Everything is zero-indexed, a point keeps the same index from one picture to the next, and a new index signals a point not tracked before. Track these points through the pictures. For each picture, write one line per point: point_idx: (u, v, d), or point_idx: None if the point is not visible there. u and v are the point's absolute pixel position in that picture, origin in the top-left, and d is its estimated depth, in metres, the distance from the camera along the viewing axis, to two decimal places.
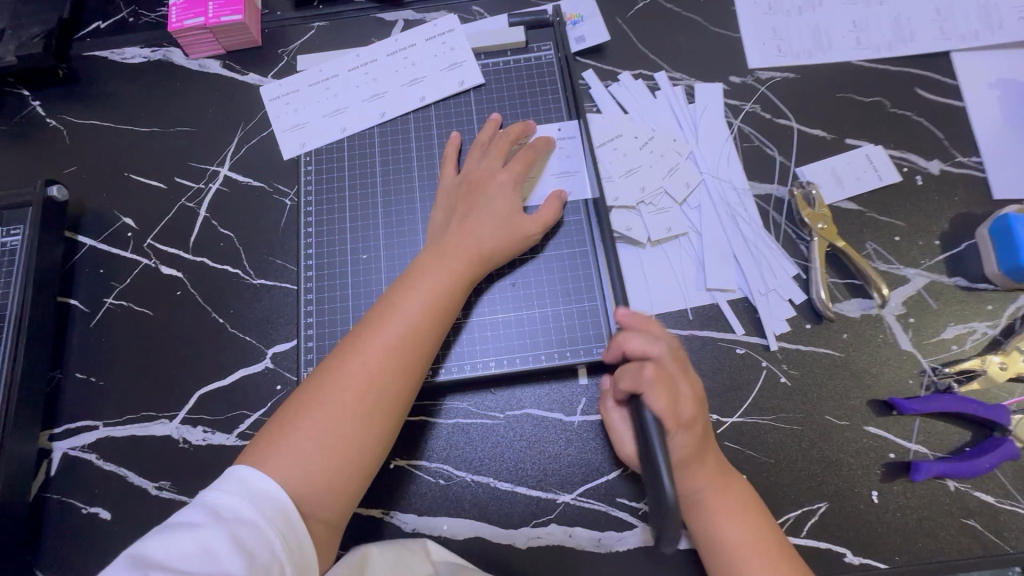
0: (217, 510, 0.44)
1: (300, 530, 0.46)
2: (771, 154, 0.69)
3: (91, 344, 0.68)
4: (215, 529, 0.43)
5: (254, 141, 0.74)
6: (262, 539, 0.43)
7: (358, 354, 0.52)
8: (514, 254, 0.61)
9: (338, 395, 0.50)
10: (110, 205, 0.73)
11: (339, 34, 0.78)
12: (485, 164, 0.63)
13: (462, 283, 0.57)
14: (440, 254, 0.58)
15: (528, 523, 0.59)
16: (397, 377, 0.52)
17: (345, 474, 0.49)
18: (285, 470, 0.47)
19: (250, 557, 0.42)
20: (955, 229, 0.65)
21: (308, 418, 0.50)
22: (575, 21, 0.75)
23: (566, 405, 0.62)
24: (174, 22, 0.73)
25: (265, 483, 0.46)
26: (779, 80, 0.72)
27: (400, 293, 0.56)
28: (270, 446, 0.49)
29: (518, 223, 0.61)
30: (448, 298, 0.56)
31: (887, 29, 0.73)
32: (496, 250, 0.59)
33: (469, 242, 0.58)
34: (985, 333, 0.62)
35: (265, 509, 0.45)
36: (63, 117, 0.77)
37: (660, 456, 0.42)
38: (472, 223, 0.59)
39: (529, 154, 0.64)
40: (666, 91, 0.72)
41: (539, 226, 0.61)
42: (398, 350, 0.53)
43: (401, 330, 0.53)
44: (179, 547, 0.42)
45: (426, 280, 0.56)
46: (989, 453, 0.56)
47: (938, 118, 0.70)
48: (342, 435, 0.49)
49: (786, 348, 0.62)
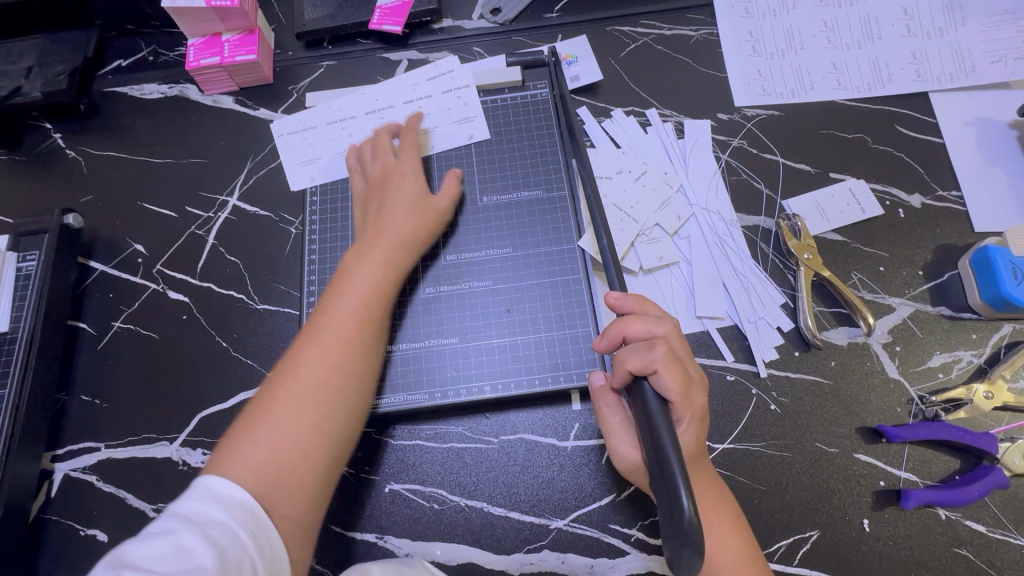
0: (187, 515, 0.43)
1: (268, 528, 0.45)
2: (758, 187, 0.72)
3: (97, 366, 0.70)
4: (187, 530, 0.41)
5: (263, 172, 0.77)
6: (234, 537, 0.43)
7: (299, 348, 0.54)
8: (435, 232, 0.66)
9: (283, 391, 0.51)
10: (122, 232, 0.76)
11: (347, 72, 0.83)
12: (381, 163, 0.68)
13: (393, 266, 0.60)
14: (371, 245, 0.61)
15: (521, 549, 0.59)
16: (343, 364, 0.53)
17: (305, 468, 0.49)
18: (247, 474, 0.47)
19: (224, 553, 0.41)
20: (938, 260, 0.68)
21: (258, 422, 0.50)
22: (570, 62, 0.79)
23: (559, 430, 0.63)
24: (192, 61, 0.77)
25: (230, 488, 0.46)
26: (764, 118, 0.76)
27: (340, 286, 0.58)
28: (228, 455, 0.48)
29: (433, 202, 0.66)
30: (384, 282, 0.59)
31: (866, 71, 0.77)
32: (415, 230, 0.63)
33: (388, 226, 0.62)
34: (970, 362, 0.63)
35: (235, 512, 0.44)
36: (81, 148, 0.81)
37: (676, 466, 0.40)
38: (388, 212, 0.63)
39: (413, 136, 0.70)
40: (656, 127, 0.76)
41: (449, 199, 0.67)
42: (339, 340, 0.54)
43: (340, 321, 0.55)
44: (151, 549, 0.40)
45: (361, 268, 0.59)
46: (978, 482, 0.57)
47: (917, 154, 0.73)
48: (298, 431, 0.50)
49: (776, 375, 0.63)
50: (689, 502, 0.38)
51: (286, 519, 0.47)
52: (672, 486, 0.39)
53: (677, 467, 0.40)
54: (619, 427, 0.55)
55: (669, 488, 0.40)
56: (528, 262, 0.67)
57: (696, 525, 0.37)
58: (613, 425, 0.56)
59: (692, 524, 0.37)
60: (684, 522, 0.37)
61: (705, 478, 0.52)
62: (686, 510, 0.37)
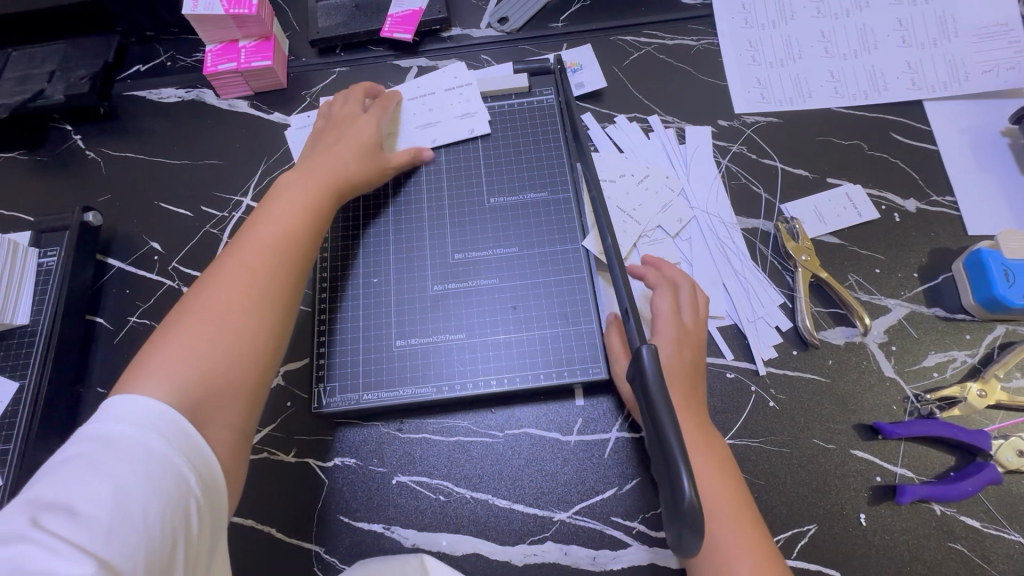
0: (104, 438, 0.42)
1: (197, 439, 0.44)
2: (758, 192, 0.74)
3: (113, 359, 0.72)
4: (105, 457, 0.40)
5: (276, 173, 0.80)
6: (161, 461, 0.41)
7: (236, 257, 0.56)
8: (377, 180, 0.71)
9: (220, 294, 0.53)
10: (139, 231, 0.78)
11: (358, 78, 0.85)
12: (348, 107, 0.74)
13: (325, 195, 0.65)
14: (302, 177, 0.65)
15: (525, 540, 0.60)
16: (284, 268, 0.57)
17: (242, 357, 0.51)
18: (172, 369, 0.48)
19: (151, 476, 0.40)
20: (933, 262, 0.69)
21: (188, 325, 0.51)
22: (574, 69, 0.82)
23: (562, 424, 0.64)
24: (210, 67, 0.80)
25: (146, 398, 0.44)
26: (763, 124, 0.78)
27: (263, 215, 0.61)
28: (153, 354, 0.49)
29: (376, 151, 0.71)
30: (318, 206, 0.63)
31: (863, 80, 0.79)
32: (356, 170, 0.68)
33: (333, 167, 0.67)
34: (964, 361, 0.64)
35: (156, 424, 0.43)
36: (100, 150, 0.83)
37: (678, 451, 0.40)
38: (338, 158, 0.68)
39: (385, 102, 0.76)
40: (658, 132, 0.78)
41: (393, 163, 0.72)
42: (277, 247, 0.58)
43: (277, 232, 0.59)
44: (70, 481, 0.39)
45: (286, 200, 0.63)
46: (972, 477, 0.58)
47: (912, 160, 0.75)
48: (234, 315, 0.52)
49: (774, 373, 0.65)
50: (690, 488, 0.39)
51: (225, 430, 0.48)
52: (673, 471, 0.40)
53: (679, 452, 0.40)
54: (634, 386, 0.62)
55: (671, 473, 0.41)
56: (533, 260, 0.70)
57: (697, 510, 0.39)
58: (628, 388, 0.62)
59: (692, 508, 0.38)
60: (686, 505, 0.39)
61: (715, 467, 0.54)
62: (688, 495, 0.39)
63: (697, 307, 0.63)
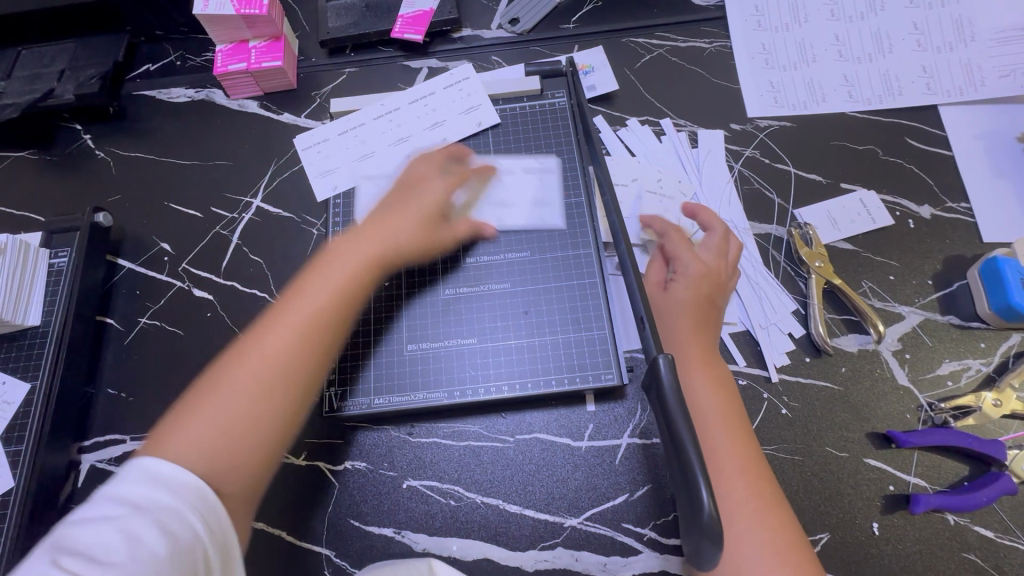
0: (131, 497, 0.41)
1: (218, 509, 0.43)
2: (770, 197, 0.74)
3: (123, 360, 0.72)
4: (131, 515, 0.40)
5: (286, 175, 0.79)
6: (182, 520, 0.41)
7: (271, 325, 0.52)
8: (425, 256, 0.65)
9: (247, 367, 0.50)
10: (150, 231, 0.78)
11: (369, 79, 0.85)
12: (424, 169, 0.67)
13: (373, 265, 0.59)
14: (360, 237, 0.60)
15: (536, 546, 0.60)
16: (311, 349, 0.52)
17: (246, 439, 0.48)
18: (185, 441, 0.46)
19: (173, 540, 0.39)
20: (947, 270, 0.69)
21: (216, 392, 0.49)
22: (586, 71, 0.81)
23: (574, 430, 0.64)
24: (220, 67, 0.80)
25: (176, 467, 0.44)
26: (776, 129, 0.77)
27: (310, 276, 0.56)
28: (178, 418, 0.48)
29: (434, 228, 0.65)
30: (362, 278, 0.57)
31: (877, 84, 0.79)
32: (405, 245, 0.61)
33: (384, 234, 0.61)
34: (979, 370, 0.64)
35: (185, 494, 0.42)
36: (110, 149, 0.83)
37: (697, 463, 0.40)
38: (394, 216, 0.63)
39: (441, 160, 0.69)
40: (670, 136, 0.77)
41: (452, 237, 0.67)
42: (312, 321, 0.53)
43: (313, 306, 0.54)
44: (92, 538, 0.38)
45: (332, 262, 0.58)
46: (986, 487, 0.58)
47: (927, 165, 0.74)
48: (249, 393, 0.49)
49: (787, 380, 0.65)
50: (709, 502, 0.38)
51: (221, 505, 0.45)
52: (692, 482, 0.39)
53: (698, 464, 0.40)
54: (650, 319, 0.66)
55: (689, 485, 0.40)
56: (544, 263, 0.69)
57: (716, 522, 0.38)
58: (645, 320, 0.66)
59: (711, 522, 0.38)
60: (705, 518, 0.38)
61: (735, 470, 0.52)
62: (708, 509, 0.38)
63: (724, 251, 0.66)
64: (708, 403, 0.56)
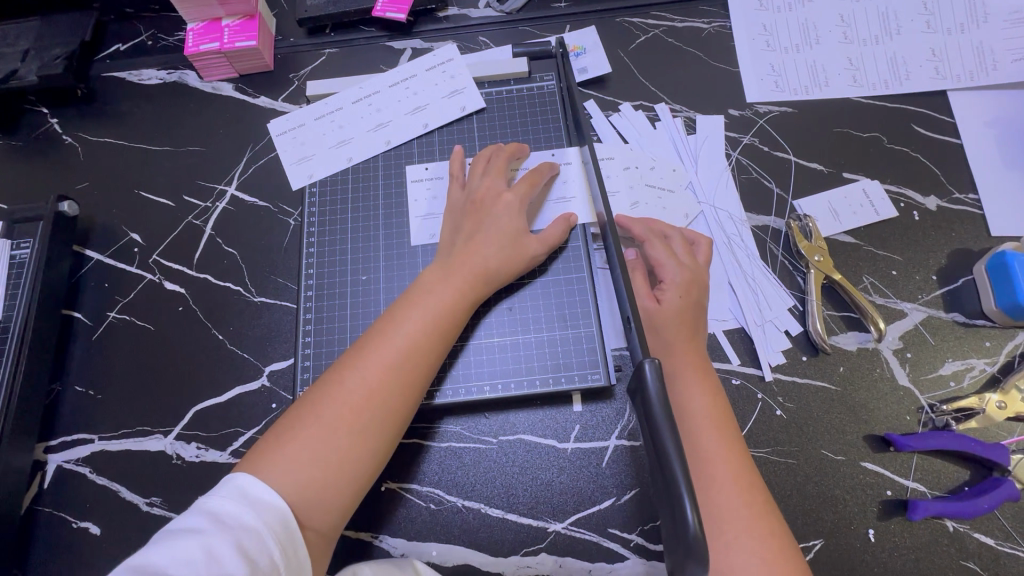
0: (217, 514, 0.43)
1: (298, 540, 0.45)
2: (768, 186, 0.70)
3: (91, 356, 0.69)
4: (217, 533, 0.42)
5: (262, 162, 0.75)
6: (262, 547, 0.43)
7: (361, 363, 0.52)
8: (518, 273, 0.62)
9: (338, 407, 0.50)
10: (119, 221, 0.75)
11: (349, 61, 0.81)
12: (488, 182, 0.64)
13: (466, 302, 0.58)
14: (447, 271, 0.58)
15: (518, 552, 0.58)
16: (400, 389, 0.52)
17: (341, 480, 0.49)
18: (281, 483, 0.47)
19: (253, 564, 0.41)
20: (953, 265, 0.66)
21: (307, 429, 0.49)
22: (577, 53, 0.77)
23: (559, 431, 0.62)
24: (191, 47, 0.76)
25: (264, 494, 0.45)
26: (776, 115, 0.73)
27: (400, 311, 0.56)
28: (268, 456, 0.48)
29: (522, 243, 0.61)
30: (452, 317, 0.56)
31: (884, 68, 0.75)
32: (499, 269, 0.60)
33: (475, 262, 0.59)
34: (983, 370, 0.61)
35: (267, 518, 0.44)
36: (78, 134, 0.79)
37: (681, 475, 0.37)
38: (478, 242, 0.60)
39: (534, 176, 0.65)
40: (666, 121, 0.74)
41: (544, 245, 0.62)
42: (402, 362, 0.53)
43: (401, 348, 0.53)
44: (182, 554, 0.40)
45: (430, 297, 0.57)
46: (988, 494, 0.55)
47: (934, 154, 0.71)
48: (340, 437, 0.49)
49: (782, 380, 0.62)
50: (694, 517, 0.36)
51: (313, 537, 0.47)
52: (677, 496, 0.37)
53: (682, 476, 0.37)
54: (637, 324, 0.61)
55: (673, 499, 0.37)
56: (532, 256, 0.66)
57: (702, 540, 0.36)
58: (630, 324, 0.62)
59: (697, 539, 0.35)
60: (690, 535, 0.36)
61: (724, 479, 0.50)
62: (691, 523, 0.36)
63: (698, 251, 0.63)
64: (697, 405, 0.53)
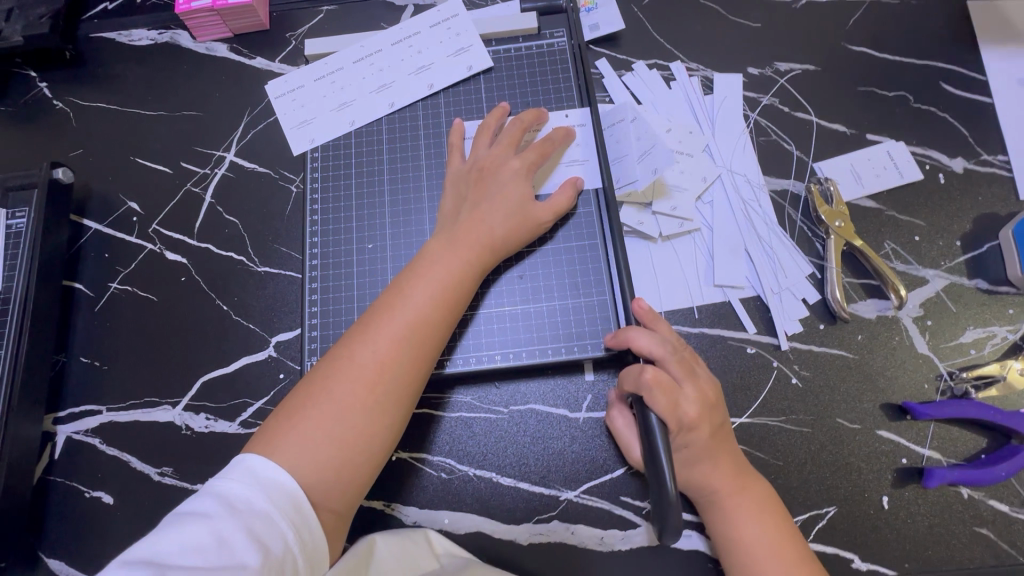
0: (228, 499, 0.43)
1: (311, 520, 0.45)
2: (789, 149, 0.67)
3: (95, 327, 0.68)
4: (228, 519, 0.41)
5: (261, 126, 0.73)
6: (275, 530, 0.42)
7: (369, 338, 0.51)
8: (526, 240, 0.60)
9: (350, 383, 0.49)
10: (116, 189, 0.73)
11: (348, 18, 0.77)
12: (495, 152, 0.61)
13: (473, 273, 0.56)
14: (452, 242, 0.57)
15: (530, 519, 0.58)
16: (409, 362, 0.51)
17: (354, 454, 0.48)
18: (295, 462, 0.46)
19: (266, 551, 0.41)
20: (978, 230, 0.63)
21: (318, 406, 0.48)
22: (589, 9, 0.73)
23: (571, 401, 0.61)
24: (182, 4, 0.72)
25: (277, 474, 0.45)
26: (799, 73, 0.70)
27: (404, 285, 0.54)
28: (279, 437, 0.47)
29: (529, 209, 0.59)
30: (459, 289, 0.55)
31: (913, 21, 0.71)
32: (506, 238, 0.58)
33: (481, 232, 0.57)
34: (1004, 338, 0.60)
35: (277, 500, 0.44)
36: (68, 99, 0.76)
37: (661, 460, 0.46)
38: (483, 211, 0.58)
39: (545, 144, 0.62)
40: (681, 82, 0.70)
41: (552, 212, 0.60)
42: (409, 337, 0.52)
43: (409, 322, 0.52)
44: (193, 540, 0.40)
45: (435, 268, 0.55)
46: (1006, 462, 0.55)
47: (963, 114, 0.67)
48: (352, 414, 0.49)
49: (798, 348, 0.60)
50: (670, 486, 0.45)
51: (331, 513, 0.47)
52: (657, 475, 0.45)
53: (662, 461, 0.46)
54: (622, 429, 0.57)
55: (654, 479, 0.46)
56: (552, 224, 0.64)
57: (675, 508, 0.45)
58: (614, 429, 0.58)
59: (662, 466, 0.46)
60: (666, 494, 0.45)
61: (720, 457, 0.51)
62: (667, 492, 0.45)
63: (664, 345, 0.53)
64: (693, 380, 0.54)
